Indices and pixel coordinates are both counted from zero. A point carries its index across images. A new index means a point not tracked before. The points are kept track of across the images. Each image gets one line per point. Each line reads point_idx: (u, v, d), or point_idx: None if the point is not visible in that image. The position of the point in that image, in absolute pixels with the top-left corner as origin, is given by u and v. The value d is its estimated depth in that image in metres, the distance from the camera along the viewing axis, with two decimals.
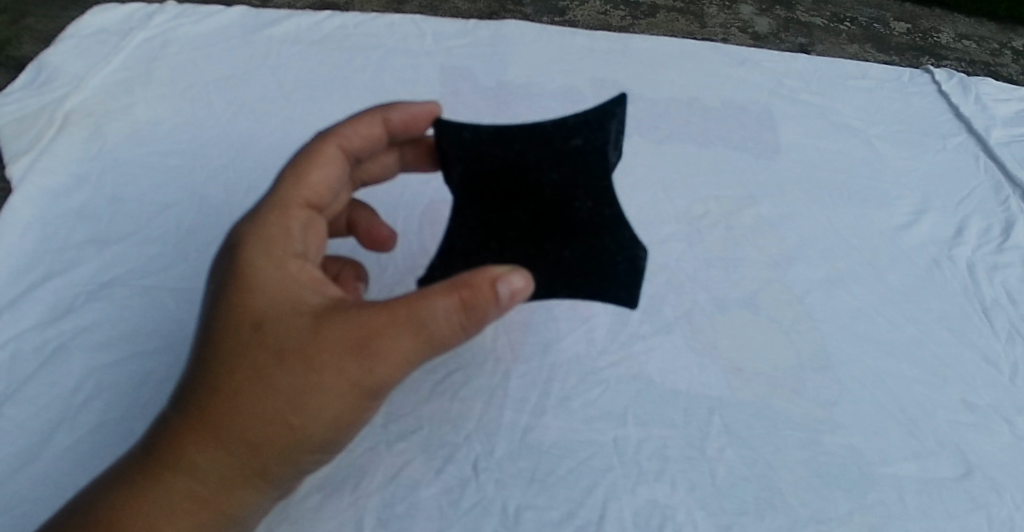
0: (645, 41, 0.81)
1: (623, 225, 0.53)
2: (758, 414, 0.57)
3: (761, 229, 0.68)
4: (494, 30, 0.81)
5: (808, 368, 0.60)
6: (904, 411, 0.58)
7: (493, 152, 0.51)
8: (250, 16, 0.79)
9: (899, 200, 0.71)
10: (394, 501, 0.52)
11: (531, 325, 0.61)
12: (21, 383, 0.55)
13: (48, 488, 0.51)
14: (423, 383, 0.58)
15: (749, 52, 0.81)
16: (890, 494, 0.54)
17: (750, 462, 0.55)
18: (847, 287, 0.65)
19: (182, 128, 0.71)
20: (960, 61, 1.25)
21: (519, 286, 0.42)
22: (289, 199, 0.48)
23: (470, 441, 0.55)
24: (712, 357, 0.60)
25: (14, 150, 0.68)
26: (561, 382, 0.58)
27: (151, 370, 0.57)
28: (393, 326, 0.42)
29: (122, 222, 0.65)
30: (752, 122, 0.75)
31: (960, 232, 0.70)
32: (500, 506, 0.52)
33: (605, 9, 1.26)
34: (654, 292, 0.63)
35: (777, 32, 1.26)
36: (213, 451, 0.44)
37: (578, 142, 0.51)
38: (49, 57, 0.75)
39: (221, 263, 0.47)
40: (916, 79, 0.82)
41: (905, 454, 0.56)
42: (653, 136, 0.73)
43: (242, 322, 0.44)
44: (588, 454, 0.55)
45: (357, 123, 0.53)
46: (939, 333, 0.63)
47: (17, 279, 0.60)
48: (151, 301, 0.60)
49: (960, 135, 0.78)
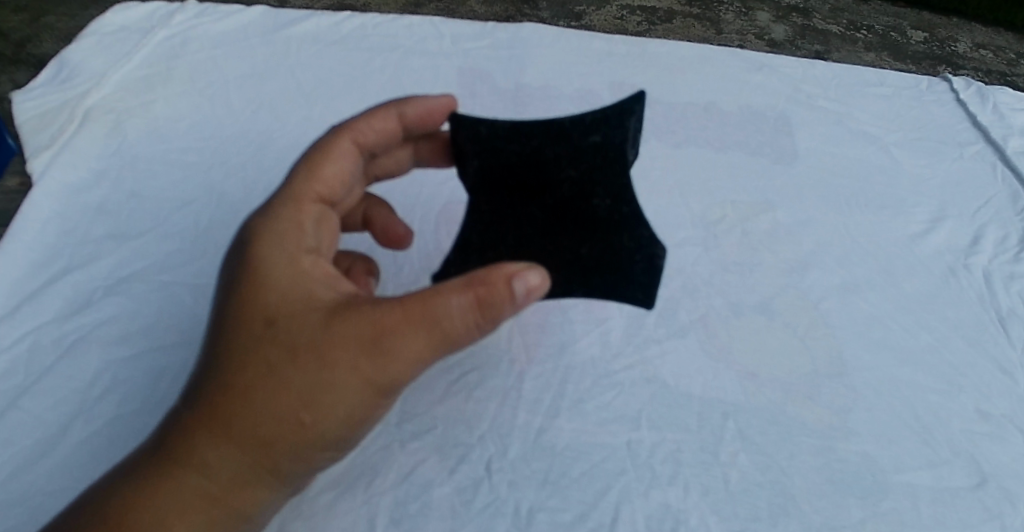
0: (662, 45, 0.81)
1: (642, 223, 0.53)
2: (772, 420, 0.57)
3: (777, 234, 0.68)
4: (513, 32, 0.81)
5: (824, 374, 0.60)
6: (919, 420, 0.58)
7: (510, 148, 0.52)
8: (270, 16, 0.80)
9: (915, 207, 0.71)
10: (407, 500, 0.52)
11: (546, 326, 0.61)
12: (39, 376, 0.56)
13: (65, 479, 0.52)
14: (438, 382, 0.58)
15: (767, 58, 0.81)
16: (904, 502, 0.54)
17: (764, 468, 0.55)
18: (863, 294, 0.64)
19: (201, 125, 0.72)
20: (977, 71, 1.24)
21: (534, 284, 0.42)
22: (302, 194, 0.48)
23: (484, 441, 0.55)
24: (727, 362, 0.60)
25: (35, 145, 0.69)
26: (576, 384, 0.58)
27: (168, 364, 0.57)
28: (407, 323, 0.42)
29: (142, 217, 0.65)
30: (769, 128, 0.75)
31: (977, 241, 0.70)
32: (513, 508, 0.52)
33: (621, 14, 1.26)
34: (670, 296, 0.63)
35: (794, 39, 1.26)
36: (225, 448, 0.44)
37: (596, 139, 0.52)
38: (71, 53, 0.75)
39: (232, 258, 0.47)
40: (934, 87, 0.82)
41: (919, 463, 0.56)
42: (670, 140, 0.73)
43: (254, 317, 0.44)
44: (601, 457, 0.55)
45: (373, 118, 0.53)
46: (954, 342, 0.63)
47: (38, 272, 0.61)
48: (169, 297, 0.60)
49: (978, 143, 0.77)
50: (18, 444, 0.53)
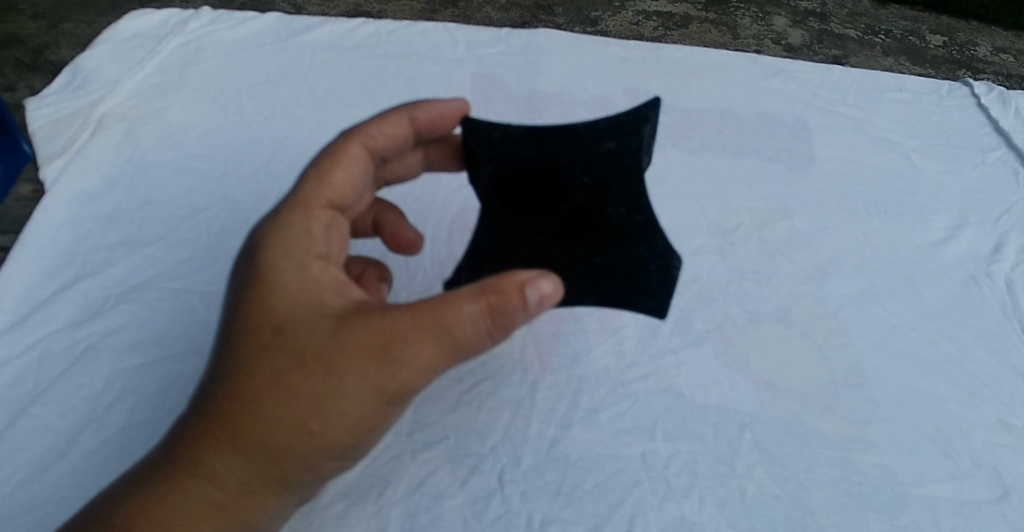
0: (678, 50, 0.80)
1: (657, 232, 0.52)
2: (790, 432, 0.56)
3: (795, 242, 0.66)
4: (527, 39, 0.80)
5: (843, 384, 0.58)
6: (940, 431, 0.57)
7: (523, 153, 0.51)
8: (284, 23, 0.80)
9: (936, 214, 0.70)
10: (418, 512, 0.52)
11: (560, 335, 0.61)
12: (49, 383, 0.56)
13: (74, 488, 0.52)
14: (450, 391, 0.57)
15: (785, 63, 0.80)
16: (925, 516, 0.53)
17: (781, 481, 0.54)
18: (883, 303, 0.63)
19: (214, 132, 0.72)
20: (998, 75, 1.22)
21: (548, 291, 0.42)
22: (312, 199, 0.48)
23: (496, 452, 0.54)
24: (744, 372, 0.59)
25: (48, 152, 0.69)
26: (589, 394, 0.57)
27: (179, 372, 0.57)
28: (417, 331, 0.41)
29: (154, 224, 0.65)
30: (786, 134, 0.74)
31: (999, 249, 0.68)
32: (526, 520, 0.52)
33: (637, 19, 1.26)
34: (685, 305, 0.62)
35: (811, 44, 1.24)
36: (232, 456, 0.43)
37: (610, 146, 0.51)
38: (85, 60, 0.76)
39: (242, 265, 0.47)
40: (955, 92, 0.81)
41: (940, 476, 0.55)
42: (685, 147, 0.72)
43: (263, 324, 0.44)
44: (616, 469, 0.54)
45: (384, 122, 0.53)
46: (976, 352, 0.62)
47: (49, 279, 0.61)
48: (181, 304, 0.60)
49: (1000, 149, 0.76)
50: (28, 451, 0.53)
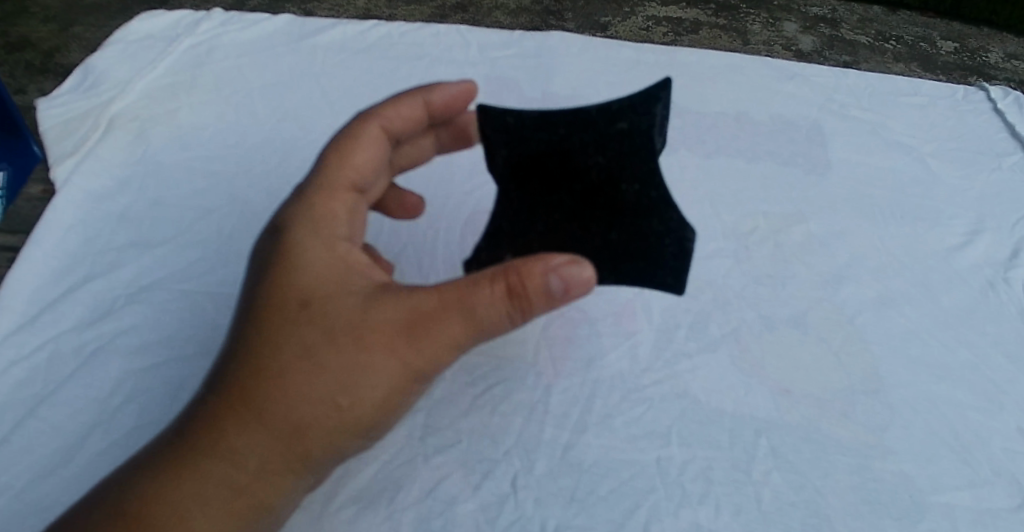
0: (691, 53, 0.80)
1: (671, 208, 0.51)
2: (807, 438, 0.55)
3: (811, 246, 0.66)
4: (540, 41, 0.80)
5: (860, 391, 0.58)
6: (958, 439, 0.56)
7: (538, 136, 0.51)
8: (296, 25, 0.80)
9: (953, 219, 0.69)
10: (430, 517, 0.51)
11: (574, 339, 0.60)
12: (57, 385, 0.55)
13: (80, 490, 0.51)
14: (463, 395, 0.57)
15: (799, 66, 0.80)
16: (944, 524, 0.52)
17: (798, 487, 0.53)
18: (900, 308, 0.62)
19: (226, 133, 0.71)
20: (1011, 81, 1.21)
21: (581, 269, 0.42)
22: (335, 180, 0.48)
23: (510, 456, 0.54)
24: (759, 378, 0.58)
25: (59, 151, 0.69)
26: (604, 399, 0.57)
27: (189, 373, 0.56)
28: (449, 307, 0.41)
29: (165, 225, 0.65)
30: (801, 137, 0.74)
31: (1018, 254, 0.67)
32: (539, 525, 0.51)
33: (648, 25, 1.26)
34: (700, 309, 0.61)
35: (821, 50, 1.24)
36: (255, 435, 0.42)
37: (622, 125, 0.51)
38: (97, 61, 0.75)
39: (262, 244, 0.46)
40: (970, 96, 0.80)
41: (959, 484, 0.54)
42: (699, 150, 0.72)
43: (288, 300, 0.43)
44: (630, 474, 0.53)
45: (404, 106, 0.53)
46: (995, 358, 0.61)
47: (59, 280, 0.61)
48: (191, 306, 0.60)
49: (1017, 154, 0.75)
50: (35, 453, 0.52)
